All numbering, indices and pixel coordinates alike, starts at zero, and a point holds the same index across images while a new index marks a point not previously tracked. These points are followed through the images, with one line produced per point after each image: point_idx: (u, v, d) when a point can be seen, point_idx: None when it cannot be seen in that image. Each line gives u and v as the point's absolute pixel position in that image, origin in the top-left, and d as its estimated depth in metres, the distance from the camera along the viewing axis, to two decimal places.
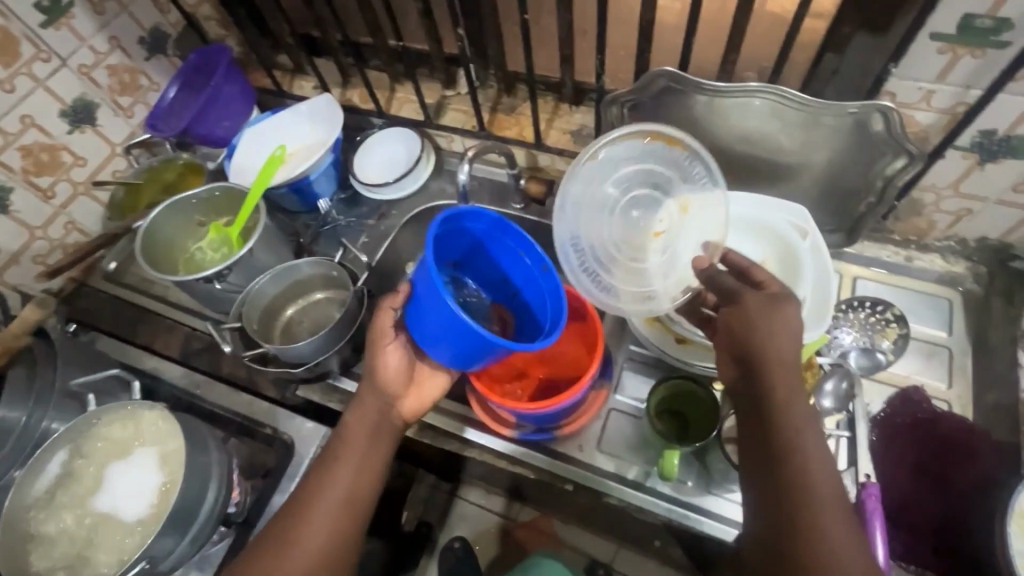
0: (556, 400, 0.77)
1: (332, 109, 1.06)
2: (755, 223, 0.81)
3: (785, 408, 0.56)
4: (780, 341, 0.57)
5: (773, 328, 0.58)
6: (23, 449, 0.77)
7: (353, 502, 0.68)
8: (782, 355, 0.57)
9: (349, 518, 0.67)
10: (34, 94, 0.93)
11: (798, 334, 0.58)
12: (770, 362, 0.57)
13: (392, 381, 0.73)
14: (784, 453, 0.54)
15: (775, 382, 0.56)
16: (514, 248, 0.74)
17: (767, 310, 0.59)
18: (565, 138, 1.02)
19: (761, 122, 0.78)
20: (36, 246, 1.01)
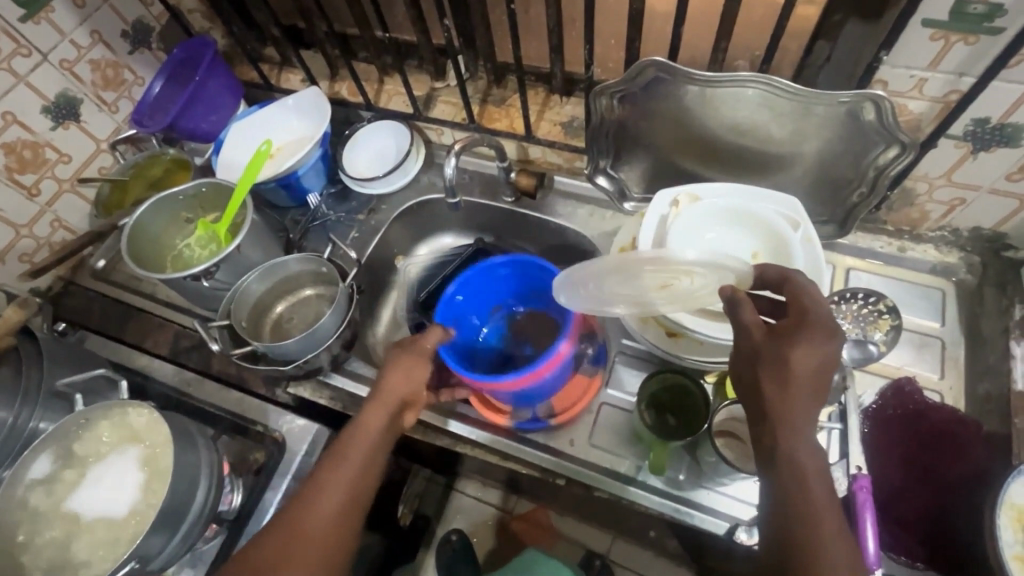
0: (527, 376, 0.77)
1: (319, 103, 1.04)
2: (759, 229, 0.77)
3: (800, 444, 0.52)
4: (802, 374, 0.54)
5: (795, 358, 0.54)
6: (11, 449, 0.76)
7: (356, 504, 0.66)
8: (802, 385, 0.54)
9: (351, 521, 0.65)
10: (16, 90, 0.91)
11: (821, 368, 0.54)
12: (790, 396, 0.53)
13: (405, 386, 0.73)
14: (795, 490, 0.50)
15: (794, 405, 0.53)
16: (534, 269, 0.88)
17: (785, 339, 0.55)
18: (556, 130, 1.01)
19: (751, 112, 0.78)
20: (21, 245, 1.00)
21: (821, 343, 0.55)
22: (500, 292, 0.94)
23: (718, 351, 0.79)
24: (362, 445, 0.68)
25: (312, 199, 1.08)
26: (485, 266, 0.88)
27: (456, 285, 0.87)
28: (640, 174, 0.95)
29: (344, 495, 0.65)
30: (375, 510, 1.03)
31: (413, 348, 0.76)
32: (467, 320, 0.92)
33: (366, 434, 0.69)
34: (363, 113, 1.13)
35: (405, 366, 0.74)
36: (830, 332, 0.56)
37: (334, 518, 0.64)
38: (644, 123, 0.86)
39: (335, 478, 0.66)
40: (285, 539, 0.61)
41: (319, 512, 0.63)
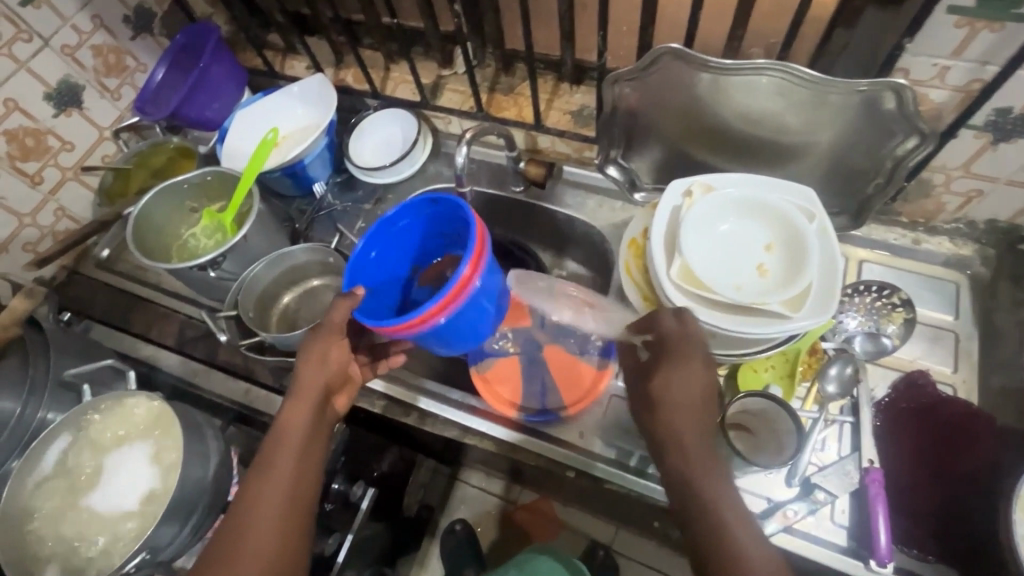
0: (436, 311, 0.68)
1: (325, 91, 1.02)
2: (768, 220, 0.76)
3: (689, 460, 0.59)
4: (670, 398, 0.62)
5: (662, 388, 0.62)
6: (20, 440, 0.76)
7: (298, 502, 0.64)
8: (677, 401, 0.61)
9: (297, 521, 0.64)
10: (17, 77, 0.90)
11: (693, 380, 0.62)
12: (669, 422, 0.61)
13: (322, 373, 0.70)
14: (694, 497, 0.58)
15: (677, 422, 0.61)
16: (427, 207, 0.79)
17: (653, 374, 0.64)
18: (565, 119, 1.00)
19: (766, 102, 0.76)
20: (25, 234, 0.99)
21: (687, 367, 0.63)
22: (415, 242, 0.85)
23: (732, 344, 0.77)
24: (291, 444, 0.66)
25: (318, 188, 1.06)
26: (388, 217, 0.79)
27: (363, 243, 0.78)
28: (651, 164, 0.94)
29: (281, 498, 0.63)
30: (381, 500, 1.03)
31: (321, 330, 0.71)
32: (386, 278, 0.84)
33: (292, 431, 0.67)
34: (369, 100, 1.12)
35: (317, 353, 0.70)
36: (695, 353, 0.64)
37: (276, 521, 0.62)
38: (656, 111, 0.85)
39: (269, 484, 0.64)
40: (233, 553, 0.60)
41: (258, 521, 0.61)
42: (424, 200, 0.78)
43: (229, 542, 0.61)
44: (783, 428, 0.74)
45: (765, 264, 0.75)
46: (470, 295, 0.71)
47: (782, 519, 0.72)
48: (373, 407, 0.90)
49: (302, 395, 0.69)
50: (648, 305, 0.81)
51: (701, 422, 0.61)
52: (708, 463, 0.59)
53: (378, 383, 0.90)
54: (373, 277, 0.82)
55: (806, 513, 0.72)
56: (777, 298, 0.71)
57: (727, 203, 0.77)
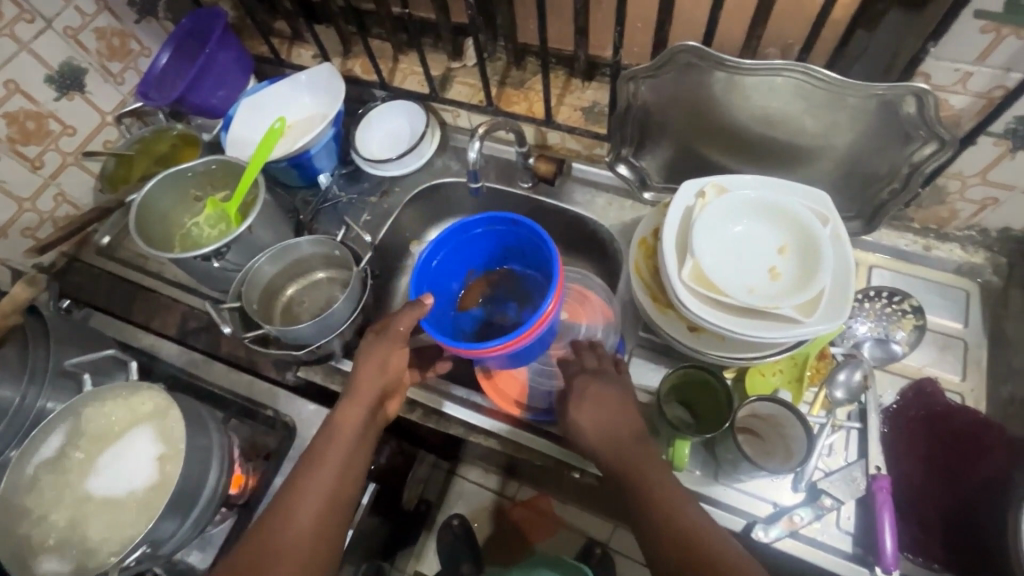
0: (512, 342, 0.69)
1: (333, 81, 1.01)
2: (780, 222, 0.76)
3: (631, 473, 0.63)
4: (588, 421, 0.68)
5: (578, 414, 0.69)
6: (19, 428, 0.74)
7: (337, 499, 0.66)
8: (593, 422, 0.68)
9: (334, 520, 0.66)
10: (18, 58, 0.88)
11: (609, 401, 0.69)
12: (602, 442, 0.66)
13: (379, 379, 0.72)
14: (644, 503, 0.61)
15: (616, 443, 0.66)
16: (502, 223, 0.83)
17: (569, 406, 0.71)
18: (576, 115, 0.99)
19: (784, 103, 0.76)
20: (24, 219, 0.97)
21: (599, 387, 0.71)
22: (476, 254, 0.89)
23: (740, 346, 0.77)
24: (340, 444, 0.68)
25: (323, 179, 1.05)
26: (464, 225, 0.82)
27: (431, 249, 0.80)
28: (663, 164, 0.93)
29: (323, 496, 0.66)
30: (381, 495, 1.02)
31: (385, 335, 0.73)
32: (444, 286, 0.86)
33: (345, 430, 0.69)
34: (376, 92, 1.10)
35: (378, 356, 0.72)
36: (600, 372, 0.73)
37: (315, 519, 0.64)
38: (671, 109, 0.84)
39: (314, 479, 0.66)
40: (271, 546, 0.62)
41: (299, 514, 0.64)
42: (502, 216, 0.81)
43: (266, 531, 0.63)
44: (792, 431, 0.72)
45: (778, 267, 0.74)
46: (543, 331, 0.71)
47: (789, 524, 0.70)
48: None
49: (357, 398, 0.71)
50: (657, 305, 0.80)
51: (633, 437, 0.66)
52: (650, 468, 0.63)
53: None
54: (435, 281, 0.84)
55: (812, 519, 0.70)
56: (790, 302, 0.70)
57: (737, 206, 0.76)
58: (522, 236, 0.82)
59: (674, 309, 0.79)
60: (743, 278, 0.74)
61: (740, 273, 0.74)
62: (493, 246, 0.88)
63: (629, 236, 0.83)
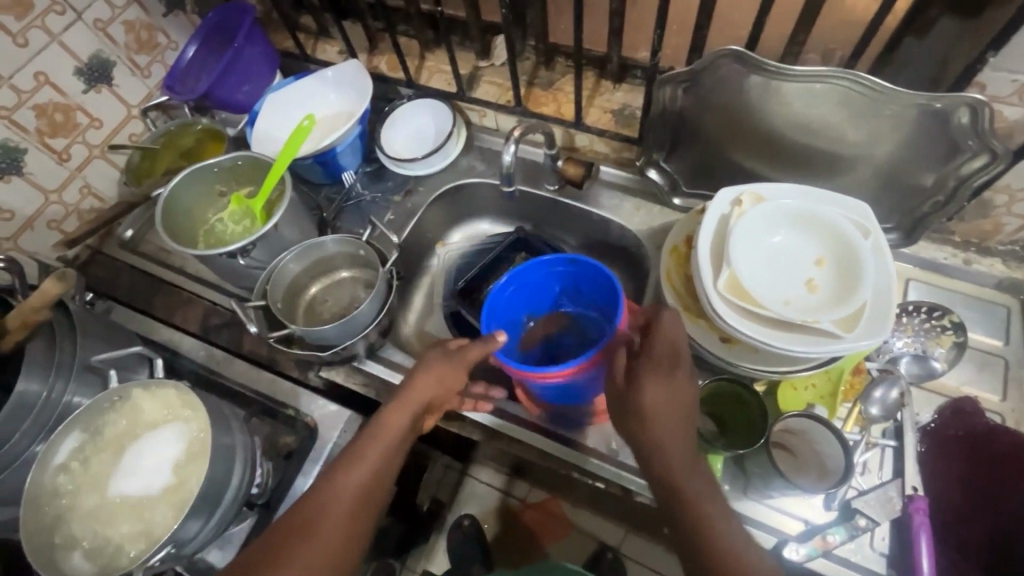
0: (577, 370, 0.72)
1: (360, 78, 1.00)
2: (819, 233, 0.73)
3: (679, 463, 0.62)
4: (657, 408, 0.63)
5: (648, 397, 0.64)
6: (45, 423, 0.73)
7: (369, 500, 0.67)
8: (657, 408, 0.64)
9: (363, 517, 0.67)
10: (49, 49, 0.87)
11: (675, 392, 0.65)
12: (658, 435, 0.63)
13: (433, 391, 0.74)
14: (692, 509, 0.60)
15: (670, 438, 0.63)
16: (562, 265, 0.86)
17: (637, 381, 0.66)
18: (605, 117, 0.97)
19: (825, 110, 0.74)
20: (51, 211, 0.95)
21: (676, 378, 0.66)
22: (538, 298, 0.90)
23: (774, 359, 0.75)
24: (381, 444, 0.70)
25: (346, 177, 1.04)
26: (531, 262, 0.84)
27: (508, 280, 0.84)
28: (695, 169, 0.91)
29: (357, 492, 0.67)
30: None
31: (445, 352, 0.76)
32: (508, 321, 0.88)
33: (390, 433, 0.70)
34: (402, 89, 1.09)
35: (438, 371, 0.74)
36: (676, 360, 0.66)
37: (347, 514, 0.65)
38: (705, 115, 0.82)
39: (350, 478, 0.67)
40: (305, 533, 0.63)
41: (332, 512, 0.65)
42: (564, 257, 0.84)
43: (298, 524, 0.64)
44: (828, 452, 0.70)
45: (815, 280, 0.72)
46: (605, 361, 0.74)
47: (821, 543, 0.69)
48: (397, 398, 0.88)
49: (407, 403, 0.72)
50: (687, 314, 0.78)
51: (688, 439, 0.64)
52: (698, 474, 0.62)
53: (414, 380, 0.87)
54: (501, 314, 0.86)
55: (846, 539, 0.69)
56: (829, 316, 0.68)
57: (777, 214, 0.74)
58: (581, 274, 0.85)
59: (705, 319, 0.77)
60: (779, 289, 0.72)
61: (778, 284, 0.72)
62: (553, 287, 0.89)
63: (660, 244, 0.81)
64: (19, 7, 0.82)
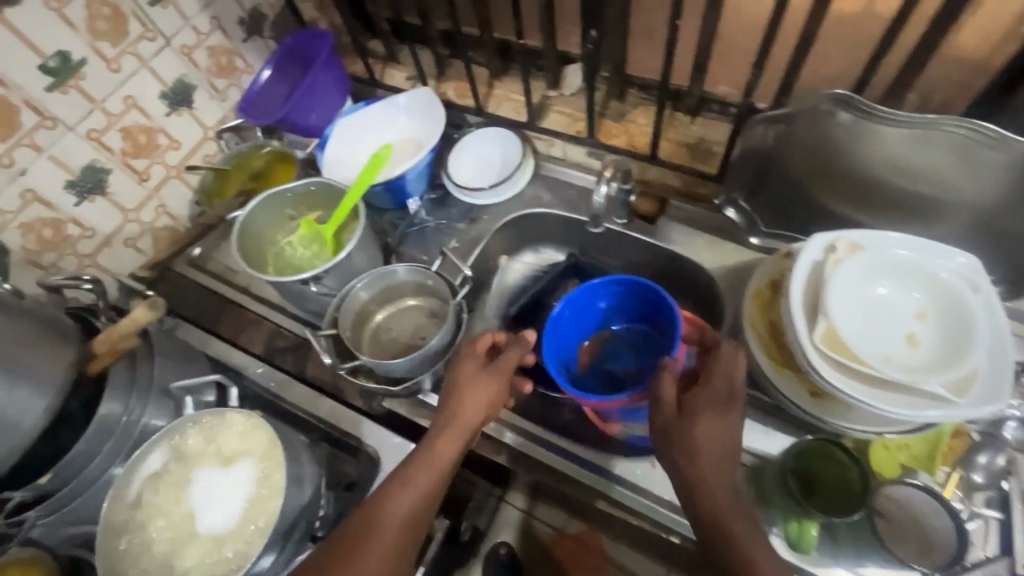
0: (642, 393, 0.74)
1: (433, 106, 1.01)
2: (926, 287, 0.69)
3: (721, 496, 0.61)
4: (710, 445, 0.63)
5: (701, 432, 0.63)
6: (123, 447, 0.73)
7: (415, 528, 0.65)
8: (705, 441, 0.63)
9: (409, 545, 0.65)
10: (138, 74, 0.90)
11: (727, 430, 0.65)
12: (700, 468, 0.62)
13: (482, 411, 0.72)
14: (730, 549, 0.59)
15: (715, 472, 0.62)
16: (609, 285, 0.84)
17: (690, 416, 0.65)
18: (680, 151, 0.96)
19: (931, 156, 0.70)
20: (127, 229, 0.97)
21: (729, 415, 0.65)
22: (588, 319, 0.88)
23: (870, 419, 0.71)
24: (431, 467, 0.68)
25: (412, 204, 1.03)
26: (584, 286, 0.84)
27: (562, 306, 0.83)
28: (776, 209, 0.87)
29: (404, 518, 0.65)
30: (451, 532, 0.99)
31: (493, 368, 0.74)
32: (566, 347, 0.86)
33: (443, 458, 0.69)
34: (470, 117, 1.09)
35: (484, 388, 0.72)
36: (730, 401, 0.66)
37: (394, 540, 0.64)
38: (794, 157, 0.79)
39: (400, 503, 0.65)
40: (353, 552, 0.62)
41: (380, 536, 0.63)
42: (611, 278, 0.83)
43: (347, 545, 0.63)
44: (934, 526, 0.64)
45: (917, 335, 0.68)
46: None
47: None
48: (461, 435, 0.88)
49: (459, 430, 0.70)
50: (774, 365, 0.75)
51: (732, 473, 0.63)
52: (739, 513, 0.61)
53: None
54: (559, 340, 0.85)
55: None
56: (936, 379, 0.64)
57: (878, 265, 0.70)
58: (633, 291, 0.84)
59: (794, 370, 0.73)
60: (882, 346, 0.67)
61: (881, 341, 0.68)
62: (603, 305, 0.88)
63: (745, 291, 0.78)
64: (114, 33, 0.85)
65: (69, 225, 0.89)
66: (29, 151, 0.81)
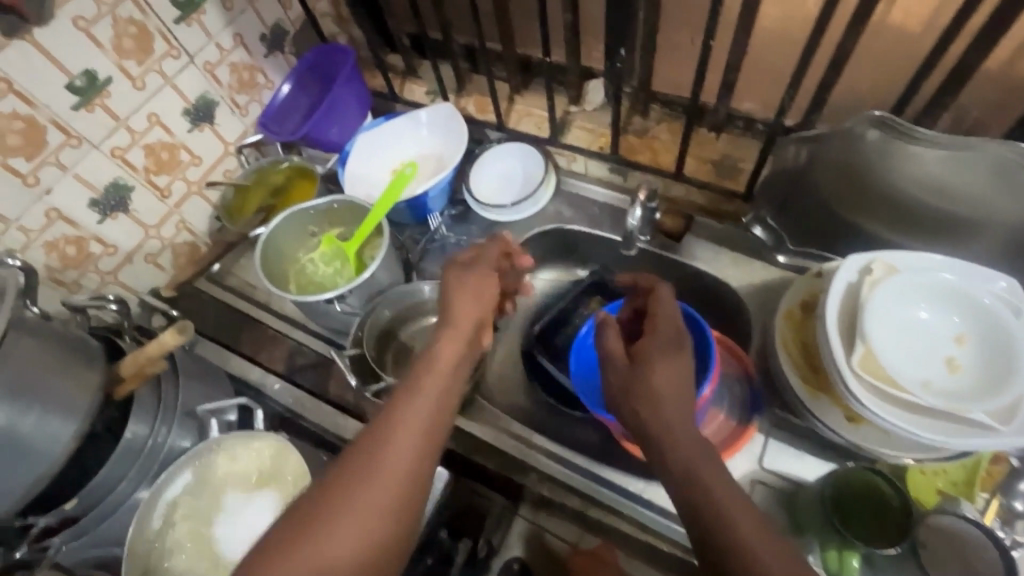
0: None
1: (455, 121, 1.01)
2: (966, 311, 0.68)
3: (686, 443, 0.56)
4: (666, 387, 0.60)
5: (655, 374, 0.61)
6: (148, 470, 0.73)
7: (435, 433, 0.57)
8: (660, 385, 0.60)
9: (431, 451, 0.55)
10: (162, 91, 0.89)
11: (683, 372, 0.61)
12: (656, 411, 0.59)
13: (475, 306, 0.68)
14: (702, 501, 0.53)
15: (677, 419, 0.58)
16: None
17: (642, 363, 0.62)
18: (705, 168, 0.95)
19: (970, 178, 0.69)
20: (148, 246, 0.96)
21: (681, 356, 0.63)
22: None
23: (907, 444, 0.69)
24: (434, 374, 0.61)
25: (433, 220, 1.03)
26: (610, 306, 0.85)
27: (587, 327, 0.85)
28: (804, 226, 0.86)
29: (421, 422, 0.56)
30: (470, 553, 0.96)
31: (476, 269, 0.72)
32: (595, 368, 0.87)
33: (445, 358, 0.63)
34: (491, 132, 1.08)
35: (470, 289, 0.69)
36: (680, 342, 0.64)
37: (414, 447, 0.54)
38: (826, 176, 0.78)
39: (411, 407, 0.57)
40: (365, 467, 0.52)
41: (397, 443, 0.54)
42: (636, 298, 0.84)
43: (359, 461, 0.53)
44: (981, 560, 0.63)
45: (956, 358, 0.66)
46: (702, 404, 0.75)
47: None
48: (484, 455, 0.87)
49: (457, 335, 0.65)
50: (808, 387, 0.73)
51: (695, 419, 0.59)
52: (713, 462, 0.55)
53: (479, 428, 0.86)
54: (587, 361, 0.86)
55: None
56: (980, 406, 0.62)
57: (917, 288, 0.69)
58: None
59: (830, 394, 0.72)
60: (922, 371, 0.66)
61: (922, 366, 0.66)
62: None
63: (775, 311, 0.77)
64: (140, 52, 0.85)
65: (92, 242, 0.88)
66: (54, 170, 0.81)
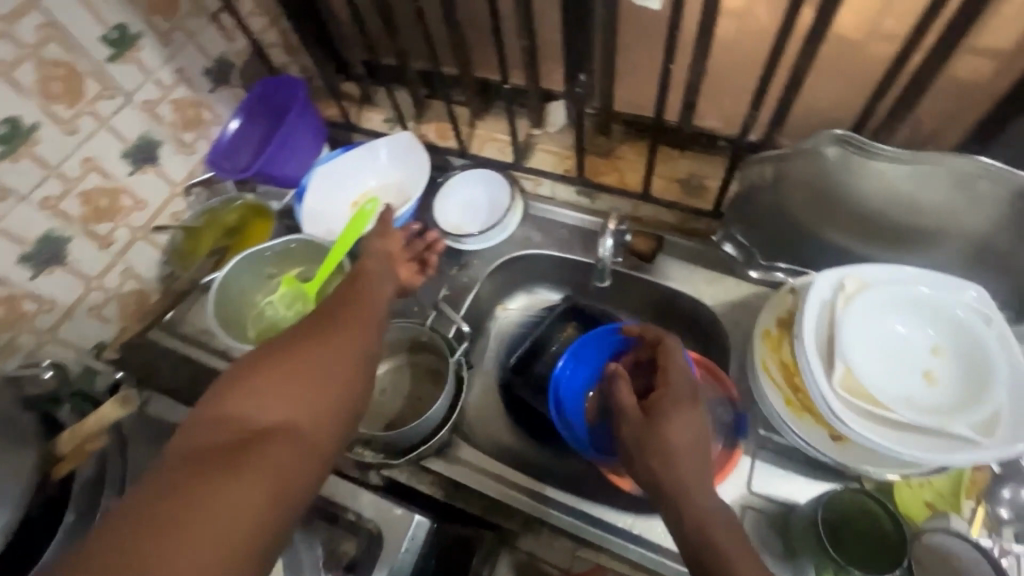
0: None
1: (415, 150, 0.98)
2: (939, 323, 0.68)
3: (695, 490, 0.57)
4: (685, 445, 0.59)
5: (673, 433, 0.60)
6: None
7: (378, 298, 0.68)
8: (678, 441, 0.59)
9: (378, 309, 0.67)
10: (97, 134, 0.83)
11: (700, 429, 0.61)
12: (670, 465, 0.58)
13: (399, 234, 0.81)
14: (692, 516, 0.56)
15: (693, 472, 0.58)
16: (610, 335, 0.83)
17: (658, 416, 0.61)
18: (672, 187, 0.95)
19: (930, 191, 0.70)
20: (91, 298, 0.89)
21: (695, 411, 0.62)
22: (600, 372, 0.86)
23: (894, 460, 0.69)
24: (372, 269, 0.72)
25: None
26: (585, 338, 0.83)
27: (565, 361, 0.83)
28: (774, 241, 0.86)
29: (368, 294, 0.67)
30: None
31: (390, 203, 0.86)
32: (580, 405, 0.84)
33: (376, 259, 0.75)
34: (454, 159, 1.06)
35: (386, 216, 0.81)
36: (693, 397, 0.63)
37: (363, 303, 0.66)
38: (794, 194, 0.78)
39: (358, 288, 0.68)
40: (325, 316, 0.62)
41: (350, 304, 0.65)
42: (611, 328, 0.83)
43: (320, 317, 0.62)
44: None
45: (934, 371, 0.66)
46: None
47: None
48: (466, 498, 0.83)
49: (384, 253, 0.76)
50: (792, 409, 0.72)
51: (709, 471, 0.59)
52: (720, 515, 0.56)
53: (457, 471, 0.83)
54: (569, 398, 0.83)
55: None
56: (964, 421, 0.62)
57: (890, 301, 0.69)
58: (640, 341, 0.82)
59: (814, 414, 0.71)
60: (904, 388, 0.65)
61: (903, 385, 0.65)
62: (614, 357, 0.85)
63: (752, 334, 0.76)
64: (70, 95, 0.79)
65: (25, 300, 0.81)
66: None
